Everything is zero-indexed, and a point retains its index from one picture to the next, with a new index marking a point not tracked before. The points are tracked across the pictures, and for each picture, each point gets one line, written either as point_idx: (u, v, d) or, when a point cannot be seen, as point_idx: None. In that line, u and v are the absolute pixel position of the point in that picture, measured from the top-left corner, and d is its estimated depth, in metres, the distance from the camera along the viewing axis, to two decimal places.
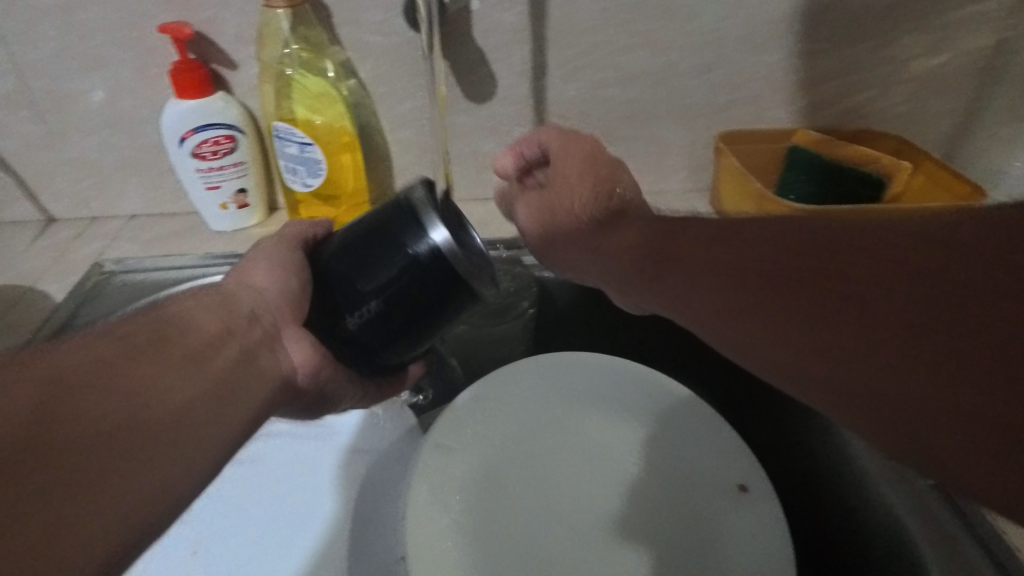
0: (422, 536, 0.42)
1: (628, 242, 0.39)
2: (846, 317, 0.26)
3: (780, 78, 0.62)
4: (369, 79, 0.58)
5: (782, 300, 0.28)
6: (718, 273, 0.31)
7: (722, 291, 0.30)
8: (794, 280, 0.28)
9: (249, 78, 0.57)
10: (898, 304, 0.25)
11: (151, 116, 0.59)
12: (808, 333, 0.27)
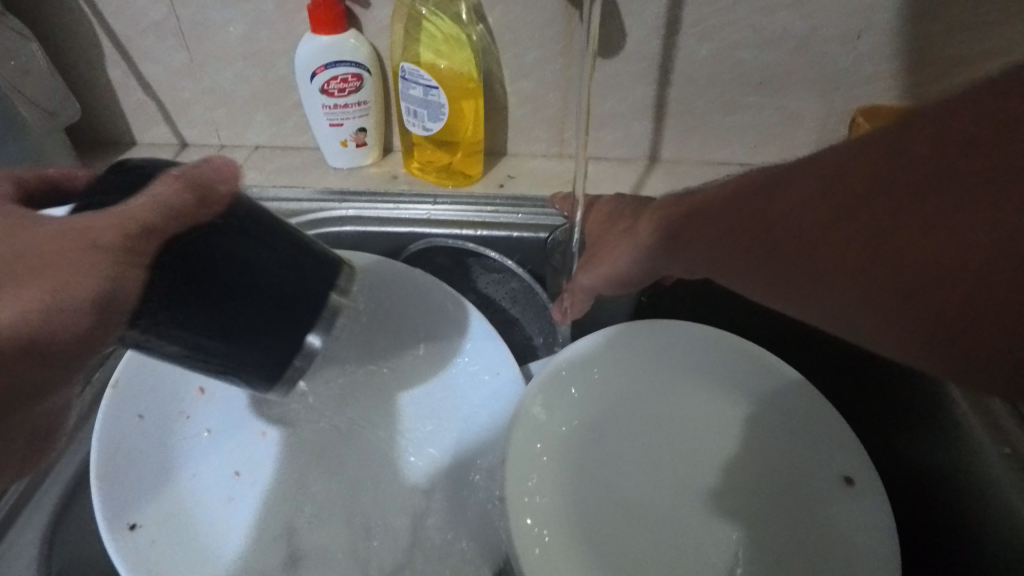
0: (525, 482, 0.42)
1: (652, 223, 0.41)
2: (864, 252, 0.28)
3: (936, 51, 0.57)
4: (498, 26, 0.58)
5: (812, 251, 0.30)
6: (750, 230, 0.33)
7: (757, 249, 0.32)
8: (816, 227, 0.29)
9: (381, 18, 0.57)
10: (907, 224, 0.26)
11: (285, 51, 0.61)
12: (840, 275, 0.29)
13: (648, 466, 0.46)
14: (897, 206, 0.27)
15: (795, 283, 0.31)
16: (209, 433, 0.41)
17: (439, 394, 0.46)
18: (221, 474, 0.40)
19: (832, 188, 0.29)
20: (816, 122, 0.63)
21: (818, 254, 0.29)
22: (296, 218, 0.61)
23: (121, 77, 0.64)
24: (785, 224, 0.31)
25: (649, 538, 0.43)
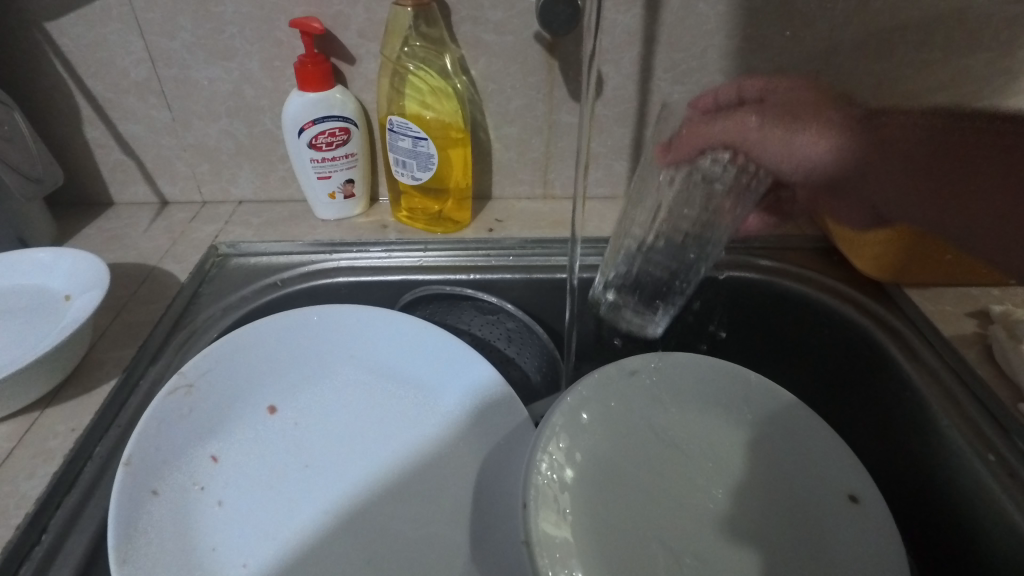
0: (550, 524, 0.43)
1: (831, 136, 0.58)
2: (986, 159, 0.53)
3: (887, 86, 0.62)
4: (482, 76, 0.60)
5: (952, 163, 0.54)
6: (897, 168, 0.56)
7: (902, 168, 0.55)
8: (942, 155, 0.54)
9: (367, 72, 0.59)
10: (1005, 162, 0.52)
11: (271, 106, 0.62)
12: (942, 195, 0.54)
13: (662, 497, 0.47)
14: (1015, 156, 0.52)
15: (923, 199, 0.54)
16: (223, 504, 0.40)
17: (449, 440, 0.47)
18: (242, 548, 0.39)
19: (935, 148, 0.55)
20: None
21: (944, 194, 0.54)
22: (289, 272, 0.61)
23: (99, 137, 0.63)
24: (898, 197, 0.55)
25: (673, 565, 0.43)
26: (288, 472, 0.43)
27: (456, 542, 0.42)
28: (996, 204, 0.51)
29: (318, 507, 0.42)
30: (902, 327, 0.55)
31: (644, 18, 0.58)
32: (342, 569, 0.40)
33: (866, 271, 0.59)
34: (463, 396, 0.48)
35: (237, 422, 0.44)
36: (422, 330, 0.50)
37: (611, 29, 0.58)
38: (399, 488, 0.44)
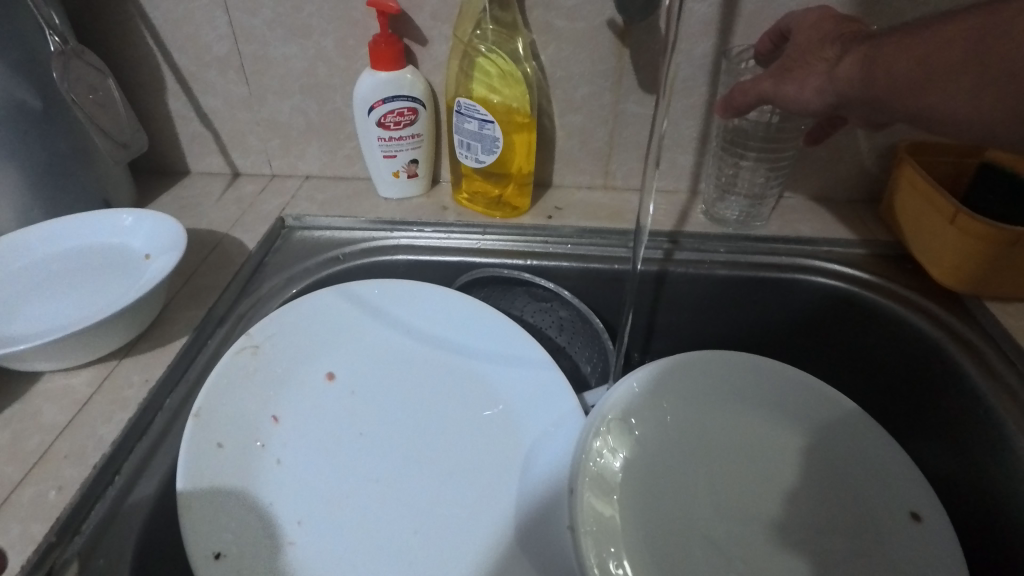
0: (596, 514, 0.42)
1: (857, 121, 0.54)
2: None
3: None
4: (550, 63, 0.60)
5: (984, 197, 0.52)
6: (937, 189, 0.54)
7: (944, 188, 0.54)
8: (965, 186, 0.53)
9: (437, 54, 0.60)
10: None
11: (342, 85, 0.63)
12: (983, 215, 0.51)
13: (711, 498, 0.46)
14: None
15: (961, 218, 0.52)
16: (281, 463, 0.42)
17: (499, 418, 0.47)
18: (298, 508, 0.40)
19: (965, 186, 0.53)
20: (860, 157, 0.65)
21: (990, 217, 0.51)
22: (350, 247, 0.62)
23: (181, 109, 0.66)
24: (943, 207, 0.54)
25: (719, 566, 0.43)
26: (343, 439, 0.44)
27: (504, 523, 0.42)
28: None
29: (369, 476, 0.43)
30: (979, 343, 0.52)
31: (721, 8, 0.56)
32: (389, 535, 0.40)
33: (942, 282, 0.56)
34: (516, 382, 0.49)
35: (296, 385, 0.46)
36: (482, 317, 0.52)
37: (686, 18, 0.57)
38: (450, 464, 0.44)
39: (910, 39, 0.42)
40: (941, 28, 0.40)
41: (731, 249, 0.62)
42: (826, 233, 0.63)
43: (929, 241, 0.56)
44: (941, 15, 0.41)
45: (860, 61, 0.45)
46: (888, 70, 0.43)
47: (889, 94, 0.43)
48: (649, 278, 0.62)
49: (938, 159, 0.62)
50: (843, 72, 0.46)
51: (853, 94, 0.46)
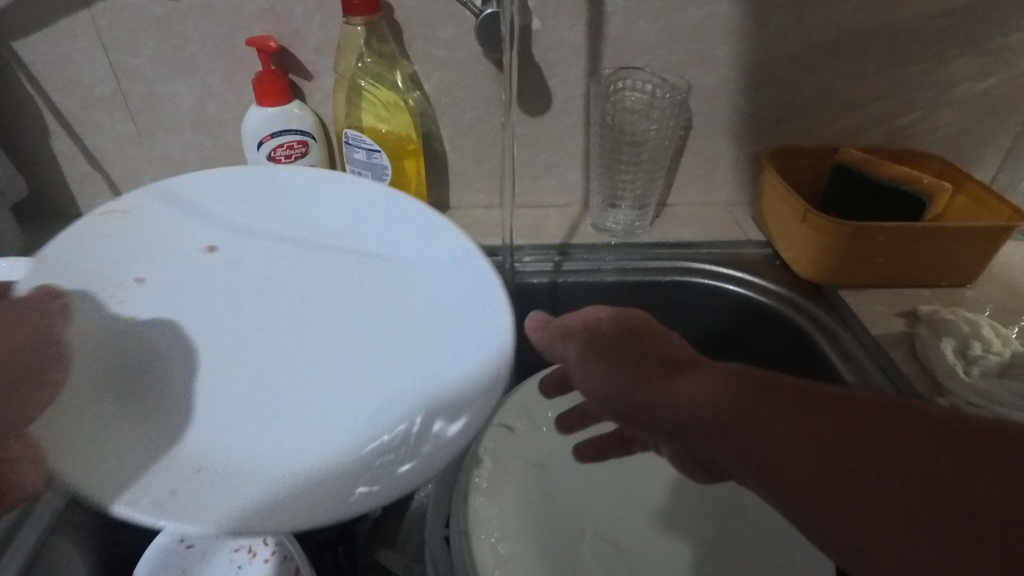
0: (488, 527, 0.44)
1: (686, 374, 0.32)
2: (887, 502, 0.23)
3: (826, 97, 0.65)
4: (435, 90, 0.63)
5: (837, 490, 0.24)
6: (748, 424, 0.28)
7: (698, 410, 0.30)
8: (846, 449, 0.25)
9: (324, 87, 0.62)
10: (970, 472, 0.23)
11: (233, 120, 0.64)
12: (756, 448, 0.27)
13: (601, 491, 0.49)
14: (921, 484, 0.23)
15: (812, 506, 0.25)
16: (121, 304, 0.43)
17: (371, 251, 0.49)
18: (143, 274, 0.45)
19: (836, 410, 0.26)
20: (732, 163, 0.70)
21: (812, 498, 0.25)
22: None
23: (67, 151, 0.65)
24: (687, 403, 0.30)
25: (608, 555, 0.45)
26: (182, 263, 0.47)
27: (446, 430, 0.39)
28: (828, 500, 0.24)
29: (221, 459, 0.37)
30: (835, 327, 0.57)
31: (588, 34, 0.60)
32: (224, 357, 0.42)
33: (807, 276, 0.61)
34: (444, 272, 0.48)
35: (173, 257, 0.47)
36: (425, 237, 0.50)
37: (557, 44, 0.61)
38: (293, 284, 0.47)
39: (788, 435, 0.26)
40: (843, 510, 0.24)
41: (618, 258, 0.66)
42: (705, 236, 0.68)
43: (790, 238, 0.61)
44: (804, 459, 0.25)
45: (720, 438, 0.29)
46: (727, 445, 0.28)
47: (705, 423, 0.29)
48: (544, 291, 0.65)
49: (797, 163, 0.68)
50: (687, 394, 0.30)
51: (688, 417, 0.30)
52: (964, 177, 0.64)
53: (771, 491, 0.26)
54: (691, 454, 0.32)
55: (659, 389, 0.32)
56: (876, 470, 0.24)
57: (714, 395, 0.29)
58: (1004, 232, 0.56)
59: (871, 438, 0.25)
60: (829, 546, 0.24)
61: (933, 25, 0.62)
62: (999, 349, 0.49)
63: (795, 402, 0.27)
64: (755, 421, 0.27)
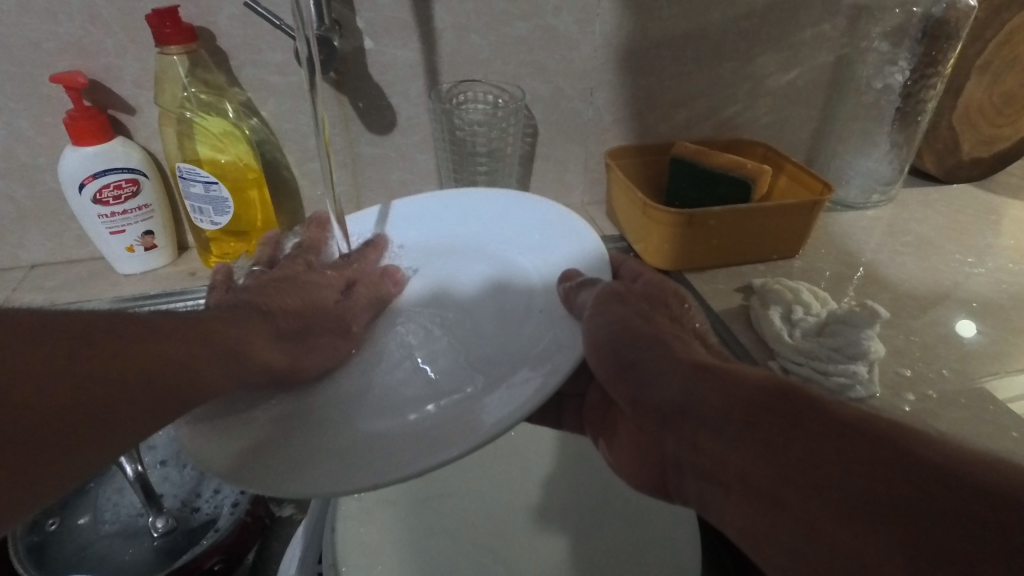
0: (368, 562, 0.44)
1: (686, 384, 0.33)
2: (927, 552, 0.22)
3: (656, 96, 0.70)
4: (273, 117, 0.61)
5: (869, 521, 0.24)
6: (769, 446, 0.28)
7: (727, 428, 0.29)
8: (888, 485, 0.24)
9: (150, 121, 0.58)
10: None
11: (50, 164, 0.59)
12: (778, 473, 0.27)
13: (475, 500, 0.49)
14: (981, 545, 0.22)
15: (825, 528, 0.25)
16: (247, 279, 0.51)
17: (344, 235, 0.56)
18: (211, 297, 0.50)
19: (866, 445, 0.26)
20: (581, 165, 0.73)
21: (832, 537, 0.24)
22: None
23: None
24: (707, 429, 0.30)
25: (485, 560, 0.46)
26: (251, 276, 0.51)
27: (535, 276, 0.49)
28: (855, 536, 0.24)
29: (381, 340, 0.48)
30: None
31: (423, 51, 0.62)
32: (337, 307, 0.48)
33: (656, 264, 0.65)
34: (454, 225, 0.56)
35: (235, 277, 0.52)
36: (381, 224, 0.57)
37: (393, 62, 0.61)
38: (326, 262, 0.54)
39: (808, 472, 0.26)
40: (859, 543, 0.24)
41: None
42: None
43: (638, 231, 0.65)
44: (834, 482, 0.25)
45: (738, 437, 0.29)
46: (741, 463, 0.28)
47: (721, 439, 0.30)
48: None
49: (640, 159, 0.72)
50: (709, 400, 0.31)
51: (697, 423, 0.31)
52: (783, 160, 0.70)
53: (755, 499, 0.28)
54: (679, 463, 0.33)
55: (643, 375, 0.35)
56: (885, 524, 0.23)
57: (720, 397, 0.31)
58: (814, 206, 0.62)
59: (910, 479, 0.24)
60: (797, 561, 0.25)
61: (737, 26, 0.68)
62: (817, 310, 0.54)
63: (820, 439, 0.27)
64: (767, 444, 0.28)
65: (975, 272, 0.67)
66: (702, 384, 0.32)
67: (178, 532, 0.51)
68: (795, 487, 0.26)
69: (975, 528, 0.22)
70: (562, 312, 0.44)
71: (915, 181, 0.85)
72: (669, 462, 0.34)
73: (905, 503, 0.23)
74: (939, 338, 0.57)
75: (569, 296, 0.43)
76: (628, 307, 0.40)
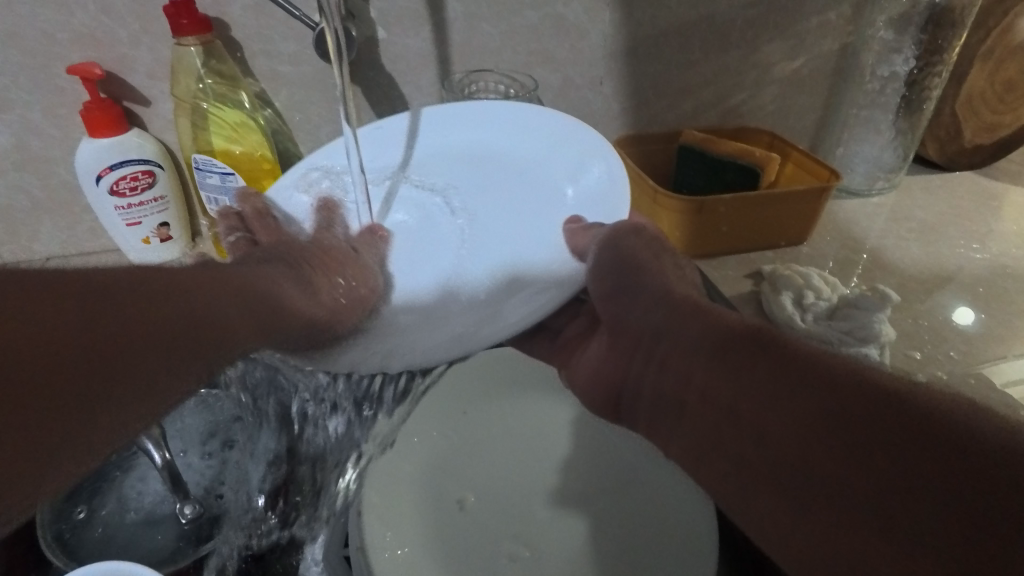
0: (393, 551, 0.45)
1: (667, 320, 0.39)
2: (843, 442, 0.27)
3: (663, 85, 0.71)
4: (285, 108, 0.61)
5: (802, 419, 0.29)
6: (730, 368, 0.33)
7: (697, 355, 0.35)
8: (830, 392, 0.28)
9: (164, 112, 0.59)
10: (930, 434, 0.25)
11: (63, 156, 0.59)
12: (732, 384, 0.32)
13: (493, 476, 0.51)
14: (893, 443, 0.26)
15: (759, 426, 0.30)
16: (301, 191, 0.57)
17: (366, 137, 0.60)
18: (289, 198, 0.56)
19: (810, 368, 0.30)
20: None
21: (767, 433, 0.30)
22: None
23: None
24: (680, 358, 0.36)
25: (509, 525, 0.48)
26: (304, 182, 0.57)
27: (548, 208, 0.55)
28: (782, 437, 0.29)
29: (405, 301, 0.51)
30: None
31: (434, 41, 0.62)
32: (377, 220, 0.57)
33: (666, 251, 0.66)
34: (484, 131, 0.60)
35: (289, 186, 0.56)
36: (404, 143, 0.60)
37: (405, 52, 0.62)
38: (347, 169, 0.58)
39: (767, 388, 0.31)
40: (791, 438, 0.29)
41: None
42: None
43: (647, 217, 0.66)
44: (779, 391, 0.30)
45: (707, 360, 0.34)
46: (699, 379, 0.34)
47: (686, 362, 0.36)
48: None
49: (648, 146, 0.72)
50: (692, 329, 0.37)
51: (671, 348, 0.38)
52: (789, 148, 0.71)
53: (712, 411, 0.33)
54: (646, 390, 0.39)
55: (636, 308, 0.42)
56: (826, 415, 0.28)
57: (697, 332, 0.36)
58: (822, 193, 0.63)
59: (843, 390, 0.28)
60: (738, 454, 0.31)
61: (744, 15, 0.69)
62: (829, 295, 0.55)
63: (780, 361, 0.31)
64: (733, 366, 0.33)
65: (978, 257, 0.68)
66: (681, 324, 0.38)
67: (204, 518, 0.53)
68: (742, 395, 0.32)
69: (892, 426, 0.26)
70: (569, 253, 0.50)
71: (918, 168, 0.86)
72: (637, 384, 0.40)
73: (838, 402, 0.28)
74: (946, 322, 0.58)
75: (578, 250, 0.49)
76: (639, 242, 0.46)
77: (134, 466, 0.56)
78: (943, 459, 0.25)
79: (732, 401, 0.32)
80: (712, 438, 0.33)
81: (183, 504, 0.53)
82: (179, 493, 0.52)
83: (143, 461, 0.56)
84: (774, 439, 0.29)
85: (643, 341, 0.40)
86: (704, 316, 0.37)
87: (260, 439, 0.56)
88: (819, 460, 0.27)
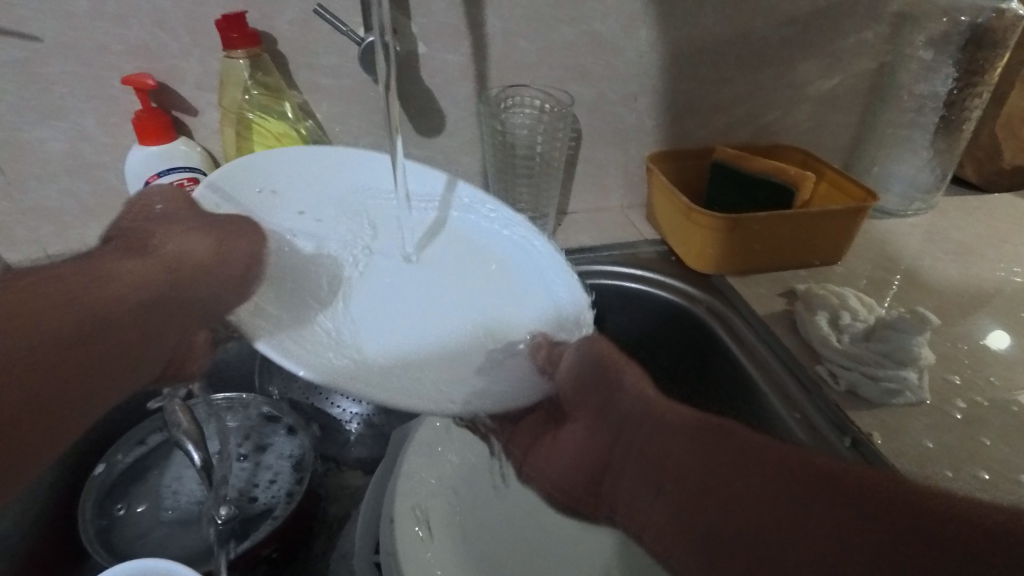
0: (422, 552, 0.44)
1: (640, 418, 0.45)
2: (795, 526, 0.33)
3: (698, 102, 0.71)
4: (325, 119, 0.63)
5: (757, 511, 0.35)
6: (698, 466, 0.39)
7: (675, 444, 0.41)
8: (782, 487, 0.35)
9: (210, 122, 0.61)
10: (869, 519, 0.31)
11: (112, 162, 0.61)
12: (703, 480, 0.38)
13: (514, 507, 0.52)
14: (840, 524, 0.32)
15: (727, 516, 0.36)
16: (273, 192, 0.54)
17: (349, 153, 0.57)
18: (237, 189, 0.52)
19: (765, 459, 0.36)
20: (620, 170, 0.74)
21: (734, 524, 0.36)
22: None
23: None
24: (659, 452, 0.42)
25: (529, 566, 0.50)
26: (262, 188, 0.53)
27: (492, 298, 0.53)
28: (751, 526, 0.35)
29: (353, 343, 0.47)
30: (728, 312, 0.61)
31: (473, 56, 0.63)
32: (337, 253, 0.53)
33: (699, 268, 0.66)
34: (484, 230, 0.59)
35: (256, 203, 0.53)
36: (432, 215, 0.59)
37: (444, 67, 0.63)
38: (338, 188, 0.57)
39: (736, 471, 0.37)
40: (746, 527, 0.35)
41: None
42: (604, 240, 0.72)
43: (681, 233, 0.66)
44: (742, 485, 0.36)
45: (688, 446, 0.40)
46: (673, 475, 0.41)
47: (660, 463, 0.42)
48: None
49: (680, 164, 0.73)
50: (670, 424, 0.43)
51: (642, 449, 0.44)
52: (823, 167, 0.71)
53: (684, 505, 0.39)
54: (626, 476, 0.45)
55: (612, 404, 0.47)
56: (785, 500, 0.34)
57: (672, 424, 0.43)
58: (858, 212, 0.62)
59: (796, 476, 0.35)
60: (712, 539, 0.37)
61: (780, 33, 0.69)
62: (864, 316, 0.54)
63: (738, 450, 0.38)
64: (708, 455, 0.39)
65: (1018, 280, 0.67)
66: (666, 418, 0.43)
67: (238, 520, 0.52)
68: (708, 486, 0.38)
69: (832, 506, 0.33)
70: (530, 367, 0.49)
71: (954, 189, 0.85)
72: (620, 465, 0.45)
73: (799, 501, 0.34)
74: (986, 346, 0.57)
75: (546, 362, 0.49)
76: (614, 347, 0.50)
77: (170, 466, 0.57)
78: (877, 532, 0.31)
79: (701, 501, 0.38)
80: (688, 531, 0.39)
81: (218, 505, 0.51)
82: (215, 493, 0.52)
83: (178, 460, 0.57)
84: (738, 530, 0.35)
85: (613, 443, 0.46)
86: (674, 412, 0.44)
87: (293, 444, 0.58)
88: (769, 548, 0.34)
